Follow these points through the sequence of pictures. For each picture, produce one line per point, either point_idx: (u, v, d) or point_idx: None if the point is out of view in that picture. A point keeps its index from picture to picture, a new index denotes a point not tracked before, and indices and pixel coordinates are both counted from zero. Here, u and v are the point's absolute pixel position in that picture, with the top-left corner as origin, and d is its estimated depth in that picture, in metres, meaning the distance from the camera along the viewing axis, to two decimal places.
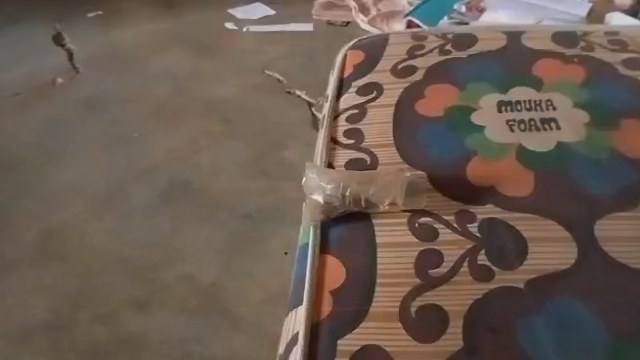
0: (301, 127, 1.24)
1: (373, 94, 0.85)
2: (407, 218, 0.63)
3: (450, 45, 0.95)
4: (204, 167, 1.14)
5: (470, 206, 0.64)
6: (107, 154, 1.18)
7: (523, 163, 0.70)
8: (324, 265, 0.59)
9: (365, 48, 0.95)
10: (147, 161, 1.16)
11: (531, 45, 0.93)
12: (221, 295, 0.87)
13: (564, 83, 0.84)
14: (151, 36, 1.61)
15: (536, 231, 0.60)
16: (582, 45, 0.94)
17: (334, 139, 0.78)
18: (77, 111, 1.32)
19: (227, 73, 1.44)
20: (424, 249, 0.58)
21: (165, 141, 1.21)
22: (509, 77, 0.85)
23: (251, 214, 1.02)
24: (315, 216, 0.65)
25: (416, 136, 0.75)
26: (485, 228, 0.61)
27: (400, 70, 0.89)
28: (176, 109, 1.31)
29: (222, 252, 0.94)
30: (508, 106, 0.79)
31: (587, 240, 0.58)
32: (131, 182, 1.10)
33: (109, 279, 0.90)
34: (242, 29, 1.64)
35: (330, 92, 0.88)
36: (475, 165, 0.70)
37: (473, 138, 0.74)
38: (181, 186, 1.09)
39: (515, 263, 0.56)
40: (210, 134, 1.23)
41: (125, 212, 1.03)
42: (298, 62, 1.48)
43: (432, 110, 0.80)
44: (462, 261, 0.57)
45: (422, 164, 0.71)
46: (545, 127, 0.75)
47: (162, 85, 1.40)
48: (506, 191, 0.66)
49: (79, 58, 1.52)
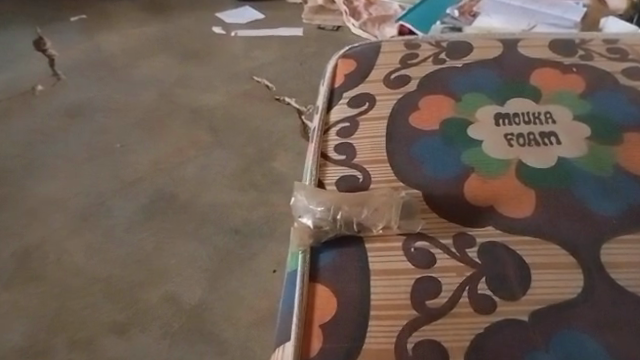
0: (292, 136, 1.20)
1: (365, 106, 0.81)
2: (401, 243, 0.59)
3: (444, 54, 0.91)
4: (189, 179, 1.09)
5: (469, 228, 0.60)
6: (90, 165, 1.14)
7: (523, 180, 0.66)
8: (313, 294, 0.55)
9: (356, 56, 0.91)
10: (131, 173, 1.11)
11: (528, 53, 0.90)
12: (207, 316, 0.83)
13: (564, 94, 0.80)
14: (136, 41, 1.57)
15: (539, 257, 0.56)
16: (580, 54, 0.91)
17: (325, 154, 0.74)
18: (59, 120, 1.27)
19: (215, 80, 1.40)
20: (421, 277, 0.55)
21: (150, 152, 1.17)
22: (506, 87, 0.82)
23: (239, 229, 0.98)
24: (304, 241, 0.61)
25: (411, 151, 0.72)
26: (485, 253, 0.57)
27: (393, 80, 0.85)
28: (162, 117, 1.27)
29: (208, 270, 0.90)
30: (505, 119, 0.76)
31: (592, 267, 0.55)
32: (113, 195, 1.06)
33: (88, 300, 0.86)
34: (230, 33, 1.60)
35: (320, 104, 0.84)
36: (474, 183, 0.66)
37: (470, 154, 0.70)
38: (166, 200, 1.05)
39: (518, 293, 0.53)
40: (197, 144, 1.19)
41: (108, 227, 0.99)
42: (288, 68, 1.44)
43: (427, 123, 0.76)
44: (461, 290, 0.53)
45: (417, 182, 0.67)
46: (545, 141, 0.72)
47: (147, 93, 1.35)
48: (505, 211, 0.62)
49: (61, 64, 1.47)
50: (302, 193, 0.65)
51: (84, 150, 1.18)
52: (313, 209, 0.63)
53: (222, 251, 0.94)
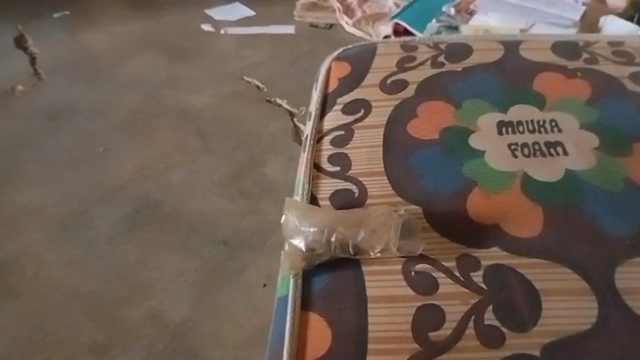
0: (283, 140, 1.15)
1: (361, 113, 0.76)
2: (401, 266, 0.55)
3: (443, 56, 0.86)
4: (176, 186, 1.04)
5: (473, 249, 0.56)
6: (71, 171, 1.08)
7: (529, 195, 0.62)
8: (306, 324, 0.51)
9: (350, 59, 0.86)
10: (114, 179, 1.06)
11: (530, 56, 0.86)
12: (193, 335, 0.78)
13: (569, 101, 0.76)
14: (122, 39, 1.51)
15: (550, 282, 0.52)
16: (585, 57, 0.86)
17: (318, 165, 0.69)
18: (39, 122, 1.21)
19: (203, 80, 1.34)
20: (424, 304, 0.51)
21: (135, 156, 1.12)
22: (508, 93, 0.78)
23: (227, 240, 0.93)
24: (297, 264, 0.56)
25: (409, 162, 0.67)
26: (492, 278, 0.53)
27: (390, 85, 0.80)
28: (147, 120, 1.22)
29: (194, 284, 0.86)
30: (509, 128, 0.72)
31: (606, 294, 0.51)
32: (95, 203, 1.01)
33: (66, 318, 0.81)
34: (220, 31, 1.54)
35: (313, 110, 0.79)
36: (477, 198, 0.62)
37: (473, 165, 0.66)
38: (150, 208, 1.00)
39: (528, 323, 0.49)
40: (184, 148, 1.14)
41: (89, 238, 0.94)
42: (279, 68, 1.39)
43: (426, 131, 0.72)
44: (467, 320, 0.49)
45: (416, 198, 0.63)
46: (551, 152, 0.68)
47: (133, 94, 1.30)
48: (511, 230, 0.58)
49: (42, 63, 1.41)
50: (294, 211, 0.60)
51: (65, 155, 1.13)
52: (305, 228, 0.58)
53: (210, 264, 0.89)
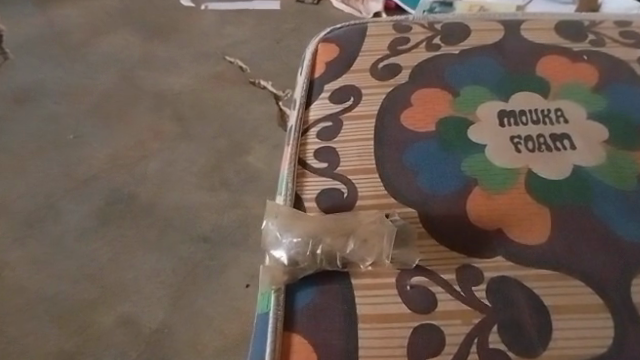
0: (267, 126, 1.08)
1: (350, 101, 0.70)
2: (395, 279, 0.50)
3: (439, 38, 0.79)
4: (151, 177, 0.99)
5: (474, 259, 0.51)
6: (38, 160, 1.02)
7: (535, 195, 0.57)
8: (288, 348, 0.46)
9: (338, 40, 0.79)
10: (85, 169, 1.00)
11: (533, 38, 0.79)
12: (168, 342, 0.76)
13: (576, 87, 0.70)
14: (95, 14, 1.41)
15: (560, 298, 0.48)
16: (591, 38, 0.79)
17: (303, 161, 0.63)
18: (4, 105, 1.14)
19: (182, 60, 1.26)
20: (421, 325, 0.46)
21: (108, 144, 1.05)
22: (510, 79, 0.71)
23: (207, 236, 0.89)
24: (279, 279, 0.51)
25: (403, 158, 0.61)
26: (497, 294, 0.48)
27: (382, 70, 0.74)
28: (121, 103, 1.14)
29: (172, 286, 0.82)
30: (511, 118, 0.66)
31: (621, 309, 0.47)
32: (65, 197, 0.95)
33: (33, 325, 0.78)
34: (200, 6, 1.44)
35: (298, 97, 0.72)
36: (478, 199, 0.56)
37: (473, 162, 0.60)
38: (124, 202, 0.94)
39: (536, 347, 0.44)
40: (161, 135, 1.07)
41: (57, 235, 0.89)
42: (263, 47, 1.30)
43: (421, 122, 0.66)
44: (470, 343, 0.44)
45: (411, 199, 0.57)
46: (557, 145, 0.62)
47: (106, 75, 1.22)
48: (516, 237, 0.53)
49: (8, 40, 1.32)
50: (276, 218, 0.54)
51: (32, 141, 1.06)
52: (288, 237, 0.52)
53: (188, 264, 0.85)
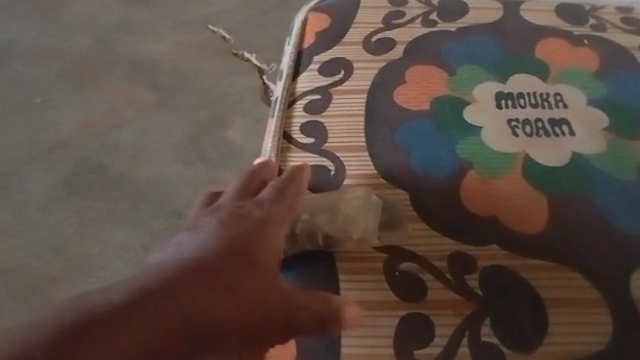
0: None
1: (340, 75, 0.65)
2: (382, 264, 0.48)
3: (436, 13, 0.74)
4: (122, 149, 1.05)
5: (467, 247, 0.49)
6: (21, 113, 1.11)
7: (532, 183, 0.54)
8: None
9: (330, 10, 0.73)
10: (53, 136, 1.07)
11: (533, 19, 0.74)
12: None
13: (575, 71, 0.67)
14: None
15: (557, 290, 0.46)
16: (592, 23, 0.74)
17: (289, 135, 0.59)
18: None
19: (163, 28, 1.25)
20: (408, 313, 0.44)
21: (73, 111, 1.11)
22: (508, 60, 0.67)
23: (181, 212, 0.96)
24: None
25: (394, 137, 0.58)
26: (491, 285, 0.46)
27: (374, 44, 0.69)
28: (94, 69, 1.17)
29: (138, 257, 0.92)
30: (509, 100, 0.62)
31: (618, 305, 0.45)
32: (27, 164, 1.04)
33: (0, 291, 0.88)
34: None
35: (284, 68, 0.67)
36: (472, 184, 0.53)
37: (468, 143, 0.57)
38: (93, 171, 1.02)
39: (531, 343, 0.43)
40: (135, 103, 1.12)
41: (28, 191, 1.00)
42: (248, 18, 1.26)
43: (416, 100, 0.62)
44: (460, 335, 0.43)
45: (401, 182, 0.54)
46: (555, 131, 0.59)
47: (79, 38, 1.23)
48: (511, 225, 0.50)
49: None
50: None
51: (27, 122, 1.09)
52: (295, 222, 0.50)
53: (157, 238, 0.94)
